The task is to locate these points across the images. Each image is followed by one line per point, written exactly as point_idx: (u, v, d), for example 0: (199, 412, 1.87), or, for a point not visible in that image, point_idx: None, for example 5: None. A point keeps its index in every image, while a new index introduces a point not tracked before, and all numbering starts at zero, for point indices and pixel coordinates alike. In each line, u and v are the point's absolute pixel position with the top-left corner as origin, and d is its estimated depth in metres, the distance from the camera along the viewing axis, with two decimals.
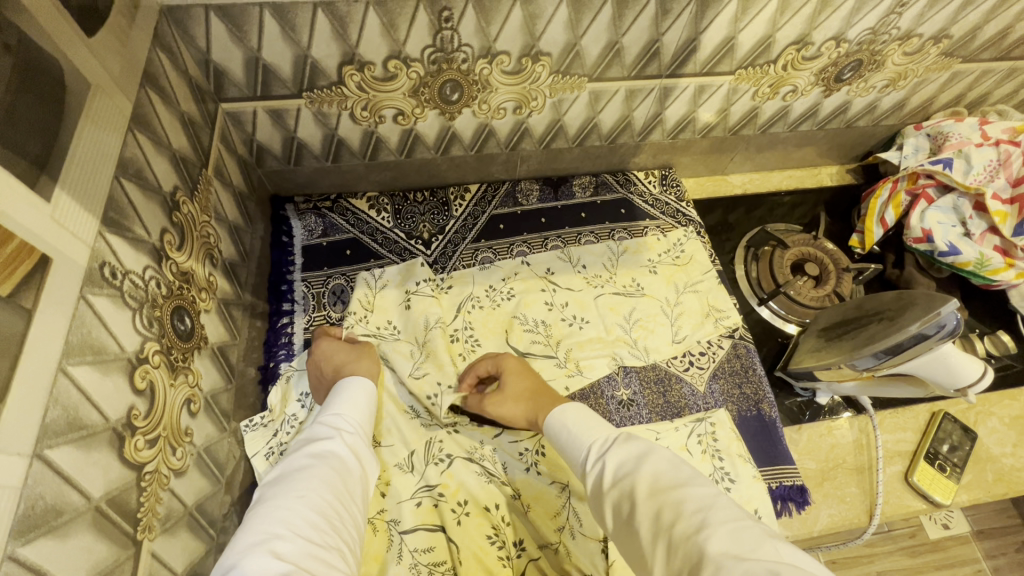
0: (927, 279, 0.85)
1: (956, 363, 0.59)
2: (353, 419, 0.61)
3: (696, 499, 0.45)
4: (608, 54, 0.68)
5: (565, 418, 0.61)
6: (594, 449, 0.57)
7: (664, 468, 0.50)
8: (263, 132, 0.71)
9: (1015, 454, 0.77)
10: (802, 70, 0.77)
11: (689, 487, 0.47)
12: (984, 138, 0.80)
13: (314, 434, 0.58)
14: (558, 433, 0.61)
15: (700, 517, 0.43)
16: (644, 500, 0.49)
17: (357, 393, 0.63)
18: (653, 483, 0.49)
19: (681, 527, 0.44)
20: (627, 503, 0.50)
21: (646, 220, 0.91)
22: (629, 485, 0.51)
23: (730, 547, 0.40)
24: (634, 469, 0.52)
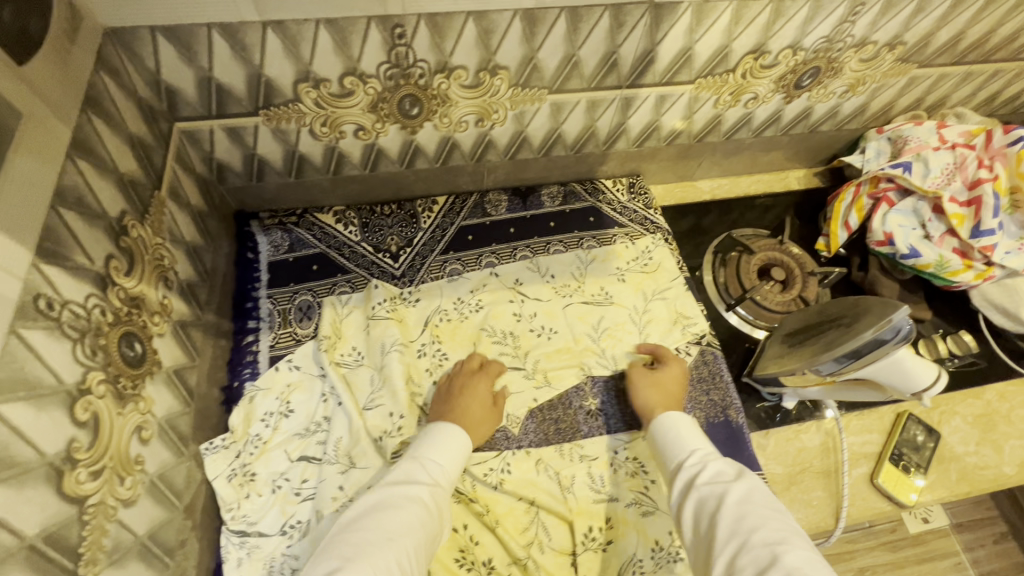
0: (891, 282, 0.86)
1: (911, 368, 0.61)
2: (446, 470, 0.64)
3: (783, 521, 0.53)
4: (565, 67, 0.69)
5: (677, 422, 0.68)
6: (697, 453, 0.64)
7: (759, 491, 0.57)
8: (222, 150, 0.70)
9: (978, 452, 0.78)
10: (761, 78, 0.78)
11: (779, 513, 0.54)
12: (941, 141, 0.82)
13: (413, 474, 0.62)
14: (665, 431, 0.68)
15: (782, 534, 0.51)
16: (733, 504, 0.55)
17: (456, 442, 0.66)
18: (744, 495, 0.56)
19: (762, 534, 0.51)
20: (713, 502, 0.57)
21: (615, 228, 0.91)
22: (720, 491, 0.57)
23: (805, 565, 0.48)
24: (731, 482, 0.58)
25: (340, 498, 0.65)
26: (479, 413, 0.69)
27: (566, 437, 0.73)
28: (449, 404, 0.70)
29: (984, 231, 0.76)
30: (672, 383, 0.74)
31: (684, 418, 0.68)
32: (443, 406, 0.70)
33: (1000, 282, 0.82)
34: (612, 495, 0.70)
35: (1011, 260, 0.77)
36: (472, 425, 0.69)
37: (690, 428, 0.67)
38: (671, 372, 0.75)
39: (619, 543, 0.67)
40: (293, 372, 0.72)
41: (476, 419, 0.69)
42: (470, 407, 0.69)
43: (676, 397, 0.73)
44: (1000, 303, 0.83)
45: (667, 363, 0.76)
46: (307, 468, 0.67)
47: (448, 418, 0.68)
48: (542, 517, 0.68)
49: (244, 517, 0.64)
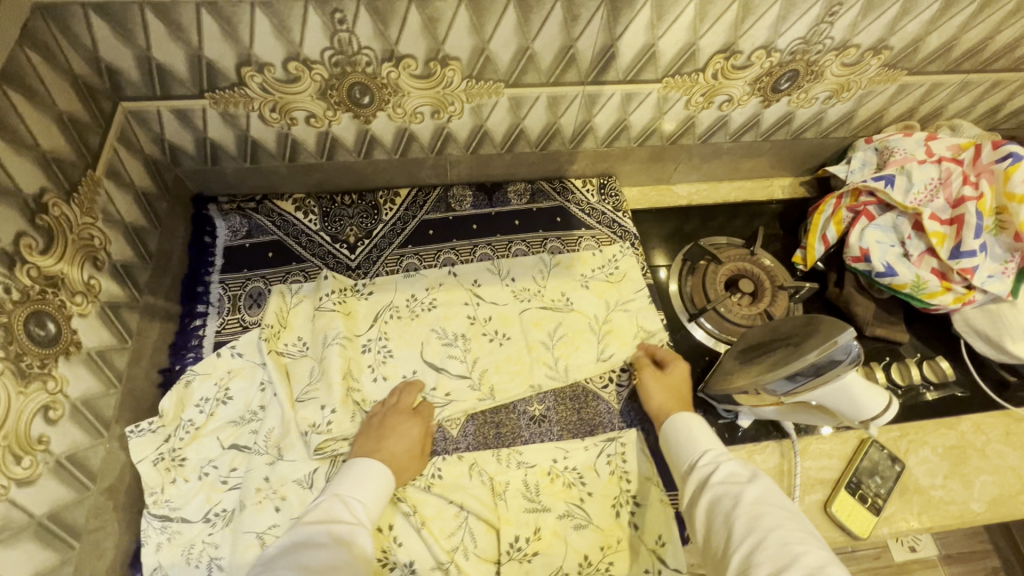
0: (866, 301, 0.82)
1: (859, 395, 0.58)
2: (370, 510, 0.60)
3: (802, 524, 0.50)
4: (520, 60, 0.66)
5: (692, 423, 0.66)
6: (709, 454, 0.61)
7: (775, 495, 0.54)
8: (172, 132, 0.70)
9: (945, 486, 0.73)
10: (735, 79, 0.74)
11: (795, 517, 0.52)
12: (928, 154, 0.76)
13: (335, 513, 0.58)
14: (682, 428, 0.66)
15: (801, 535, 0.49)
16: (749, 505, 0.53)
17: (377, 484, 0.63)
18: (759, 496, 0.54)
19: (780, 534, 0.49)
20: (728, 500, 0.54)
21: (582, 229, 0.88)
22: (735, 491, 0.55)
23: (826, 564, 0.46)
24: (746, 483, 0.56)
25: (264, 489, 0.64)
26: (406, 457, 0.66)
27: (505, 442, 0.71)
28: (377, 441, 0.66)
29: (964, 252, 0.71)
30: (679, 383, 0.72)
31: (699, 419, 0.67)
32: (371, 442, 0.66)
33: (983, 306, 0.77)
34: (544, 506, 0.68)
35: (994, 284, 0.73)
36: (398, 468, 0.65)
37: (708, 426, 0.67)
38: (678, 373, 0.74)
39: (545, 555, 0.65)
40: (235, 358, 0.72)
41: (400, 464, 0.66)
42: (397, 450, 0.66)
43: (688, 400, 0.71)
44: (981, 329, 0.78)
45: (675, 365, 0.74)
46: (236, 456, 0.67)
47: (371, 458, 0.65)
48: (471, 523, 0.66)
49: (168, 501, 0.64)
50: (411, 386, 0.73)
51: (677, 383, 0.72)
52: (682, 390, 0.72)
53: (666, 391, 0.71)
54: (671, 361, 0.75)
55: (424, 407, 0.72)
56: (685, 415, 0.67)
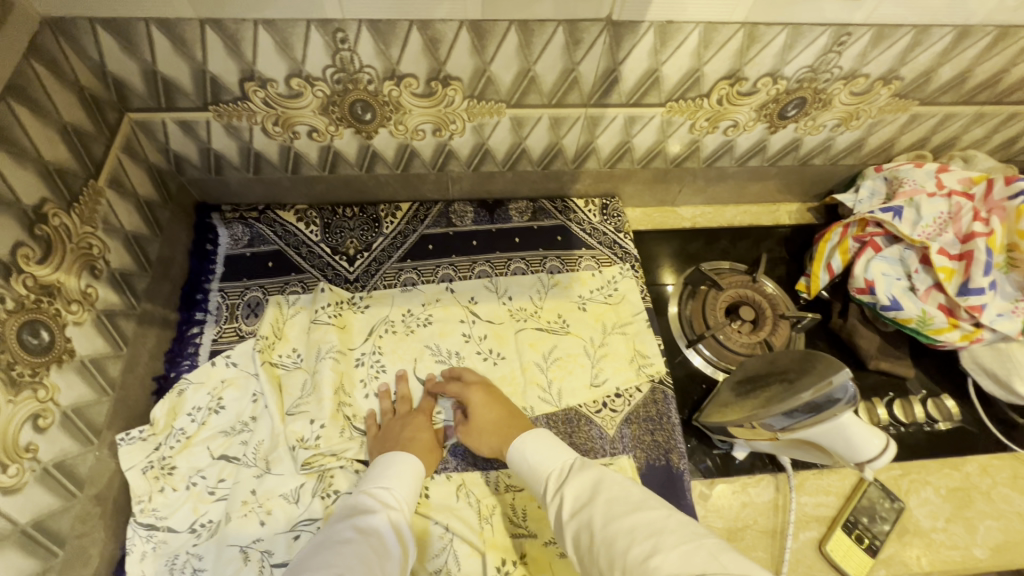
0: (870, 334, 0.80)
1: (856, 436, 0.56)
2: (399, 493, 0.61)
3: (646, 524, 0.49)
4: (522, 81, 0.66)
5: (523, 447, 0.63)
6: (551, 482, 0.60)
7: (619, 499, 0.53)
8: (176, 142, 0.71)
9: (947, 530, 0.71)
10: (740, 105, 0.73)
11: (642, 514, 0.50)
12: (938, 187, 0.75)
13: (360, 506, 0.58)
14: (517, 460, 0.63)
15: (647, 539, 0.47)
16: (600, 533, 0.51)
17: (404, 466, 0.63)
18: (605, 516, 0.52)
19: (631, 553, 0.47)
20: (585, 533, 0.52)
21: (582, 249, 0.87)
22: (585, 520, 0.53)
23: (676, 563, 0.44)
24: (589, 506, 0.54)
25: (250, 503, 0.64)
26: (427, 440, 0.68)
27: (494, 464, 0.71)
28: (392, 439, 0.68)
29: (972, 289, 0.69)
30: (488, 414, 0.69)
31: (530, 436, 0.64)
32: (387, 442, 0.67)
33: (993, 345, 0.75)
34: (530, 531, 0.67)
35: (1003, 323, 0.70)
36: (424, 450, 0.67)
37: (542, 443, 0.63)
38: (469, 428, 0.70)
39: None
40: (229, 368, 0.72)
41: (426, 444, 0.68)
42: (417, 434, 0.68)
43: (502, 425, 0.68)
44: (990, 368, 0.76)
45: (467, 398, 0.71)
46: (225, 467, 0.67)
47: (394, 448, 0.66)
48: (456, 546, 0.65)
49: (155, 510, 0.64)
50: (398, 379, 0.74)
51: (490, 410, 0.69)
52: (497, 419, 0.68)
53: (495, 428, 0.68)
54: (461, 395, 0.71)
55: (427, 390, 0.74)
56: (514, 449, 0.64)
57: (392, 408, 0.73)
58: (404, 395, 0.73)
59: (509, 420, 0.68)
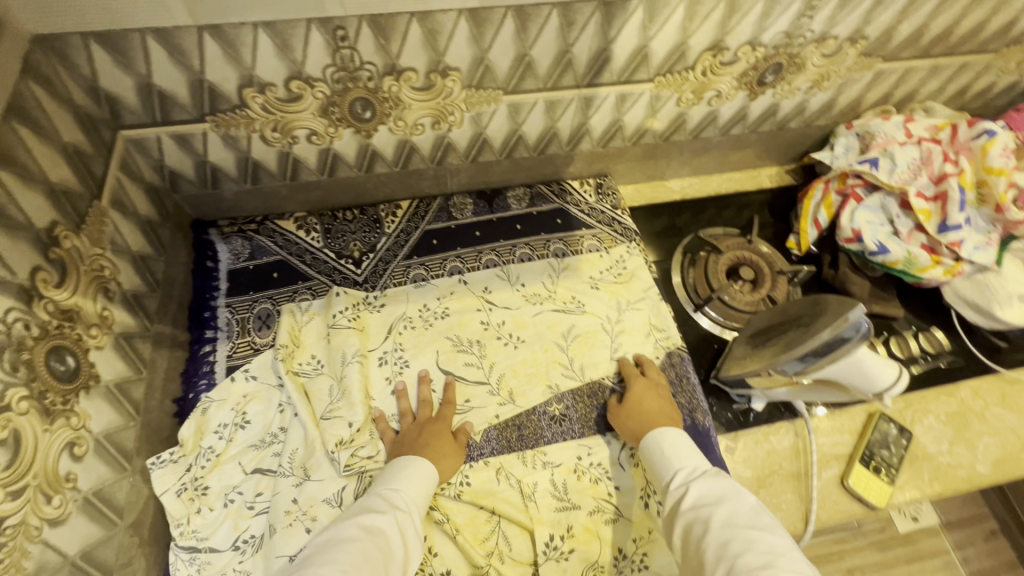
0: (862, 279, 0.85)
1: (871, 367, 0.60)
2: (408, 495, 0.61)
3: (768, 542, 0.50)
4: (519, 66, 0.68)
5: (662, 438, 0.66)
6: (680, 473, 0.62)
7: (743, 511, 0.55)
8: (172, 157, 0.69)
9: (951, 452, 0.77)
10: (723, 75, 0.77)
11: (766, 533, 0.52)
12: (907, 136, 0.80)
13: (368, 505, 0.59)
14: (654, 449, 0.66)
15: (765, 555, 0.49)
16: (715, 532, 0.53)
17: (418, 469, 0.63)
18: (727, 518, 0.54)
19: (744, 559, 0.49)
20: (699, 527, 0.55)
21: (583, 230, 0.90)
22: (704, 516, 0.56)
23: None
24: (714, 505, 0.56)
25: (293, 512, 0.63)
26: (443, 446, 0.67)
27: (528, 444, 0.71)
28: (406, 443, 0.67)
29: (950, 226, 0.75)
30: (650, 402, 0.71)
31: (679, 438, 0.66)
32: (400, 447, 0.67)
33: (972, 277, 0.81)
34: (574, 503, 0.68)
35: (981, 255, 0.76)
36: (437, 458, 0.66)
37: (683, 446, 0.65)
38: (637, 398, 0.71)
39: (582, 551, 0.65)
40: (250, 382, 0.71)
41: (436, 450, 0.66)
42: (425, 441, 0.66)
43: (656, 416, 0.69)
44: (970, 299, 0.81)
45: (630, 383, 0.74)
46: (261, 481, 0.65)
47: (406, 454, 0.65)
48: (504, 527, 0.66)
49: (195, 532, 0.62)
50: (421, 379, 0.74)
51: (649, 403, 0.71)
52: (659, 410, 0.70)
53: (633, 412, 0.70)
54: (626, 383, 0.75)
55: (447, 392, 0.73)
56: (649, 435, 0.67)
57: (412, 410, 0.72)
58: (425, 398, 0.72)
59: (664, 412, 0.70)
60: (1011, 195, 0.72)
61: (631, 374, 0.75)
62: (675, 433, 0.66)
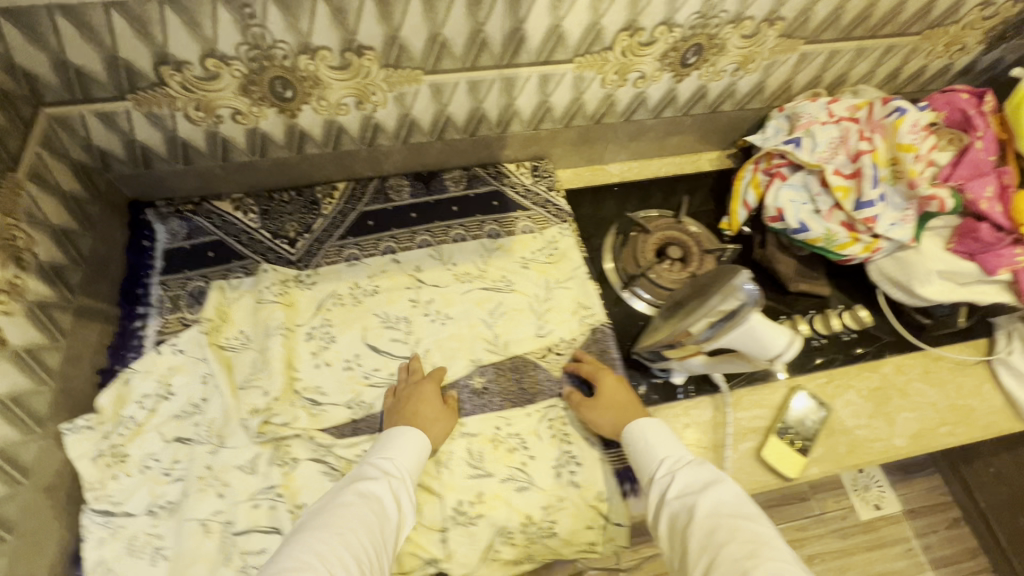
0: (787, 258, 0.87)
1: (762, 335, 0.60)
2: (401, 463, 0.63)
3: (752, 531, 0.52)
4: (434, 46, 0.69)
5: (644, 428, 0.67)
6: (665, 462, 0.63)
7: (725, 497, 0.57)
8: (99, 136, 0.71)
9: (870, 425, 0.78)
10: (643, 56, 0.78)
11: (750, 522, 0.53)
12: (829, 116, 0.82)
13: (361, 473, 0.61)
14: (635, 438, 0.67)
15: (750, 543, 0.51)
16: (701, 520, 0.55)
17: (408, 438, 0.65)
18: (712, 506, 0.56)
19: (728, 548, 0.51)
20: (684, 515, 0.57)
21: (518, 211, 0.91)
22: (690, 505, 0.57)
23: None
24: (699, 493, 0.58)
25: (205, 477, 0.65)
26: (432, 411, 0.69)
27: None
28: (401, 413, 0.69)
29: (865, 203, 0.76)
30: (620, 396, 0.72)
31: (655, 424, 0.68)
32: (394, 417, 0.69)
33: (893, 255, 0.82)
34: (486, 471, 0.69)
35: (897, 231, 0.77)
36: (427, 424, 0.68)
37: (660, 434, 0.66)
38: (607, 393, 0.72)
39: (490, 517, 0.66)
40: (177, 355, 0.72)
41: (429, 417, 0.68)
42: (420, 409, 0.68)
43: (626, 407, 0.71)
44: (894, 277, 0.83)
45: (597, 380, 0.73)
46: (179, 449, 0.67)
47: (401, 424, 0.68)
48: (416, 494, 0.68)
49: (109, 496, 0.64)
50: (415, 357, 0.76)
51: (619, 395, 0.72)
52: (625, 401, 0.71)
53: (614, 407, 0.70)
54: (591, 377, 0.74)
55: (434, 371, 0.74)
56: (632, 426, 0.68)
57: (405, 375, 0.75)
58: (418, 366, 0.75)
59: (633, 403, 0.71)
60: (927, 174, 0.75)
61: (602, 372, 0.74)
62: (652, 422, 0.68)
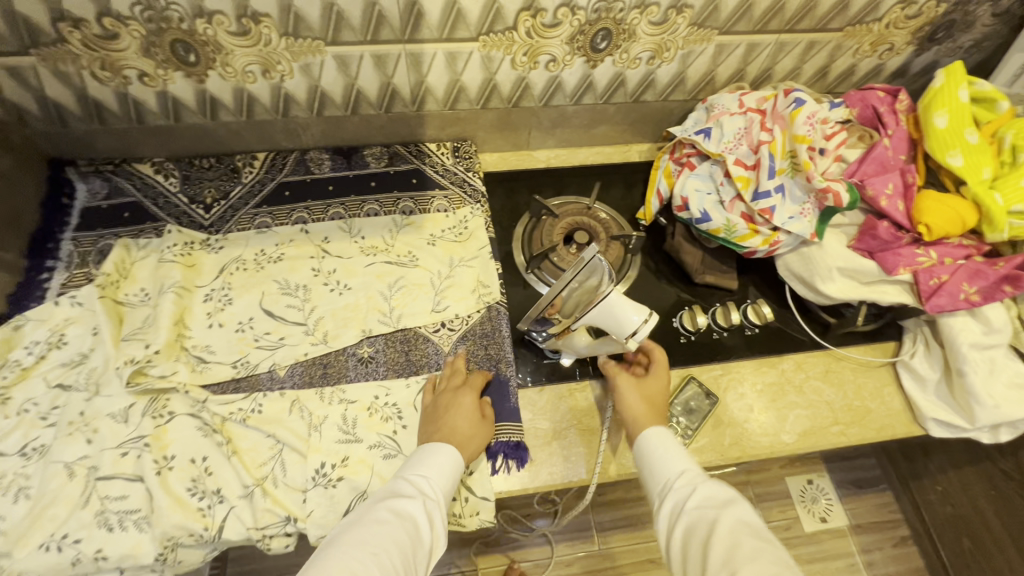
0: (695, 250, 0.86)
1: (619, 311, 0.62)
2: (436, 484, 0.61)
3: (778, 552, 0.50)
4: (331, 16, 0.71)
5: (660, 439, 0.65)
6: (682, 475, 0.61)
7: (750, 518, 0.55)
8: (9, 91, 0.74)
9: (760, 419, 0.77)
10: (550, 38, 0.79)
11: (773, 544, 0.52)
12: (740, 107, 0.82)
13: (396, 490, 0.60)
14: (650, 448, 0.64)
15: (776, 564, 0.49)
16: (722, 535, 0.53)
17: (444, 456, 0.64)
18: (735, 522, 0.54)
19: (754, 565, 0.49)
20: (704, 529, 0.55)
21: (435, 190, 0.92)
22: (710, 518, 0.55)
23: None
24: (719, 508, 0.56)
25: (76, 423, 0.67)
26: (466, 429, 0.68)
27: (330, 381, 0.74)
28: (436, 423, 0.68)
29: (761, 193, 0.76)
30: (657, 394, 0.71)
31: (671, 437, 0.65)
32: (430, 426, 0.68)
33: (798, 251, 0.81)
34: (357, 437, 0.70)
35: (795, 225, 0.76)
36: (461, 443, 0.67)
37: (673, 449, 0.64)
38: (652, 385, 0.72)
39: (351, 480, 0.67)
40: (74, 307, 0.74)
41: (466, 433, 0.67)
42: (457, 424, 0.67)
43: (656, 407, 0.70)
44: (799, 273, 0.82)
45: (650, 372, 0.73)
46: (59, 395, 0.69)
47: (437, 437, 0.66)
48: (284, 454, 0.69)
49: None
50: (456, 358, 0.76)
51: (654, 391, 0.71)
52: (655, 399, 0.71)
53: (644, 396, 0.70)
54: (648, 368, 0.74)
55: (476, 377, 0.74)
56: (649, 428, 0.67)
57: (443, 373, 0.74)
58: (459, 370, 0.74)
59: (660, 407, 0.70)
60: (834, 170, 0.77)
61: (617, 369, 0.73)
62: (662, 432, 0.66)
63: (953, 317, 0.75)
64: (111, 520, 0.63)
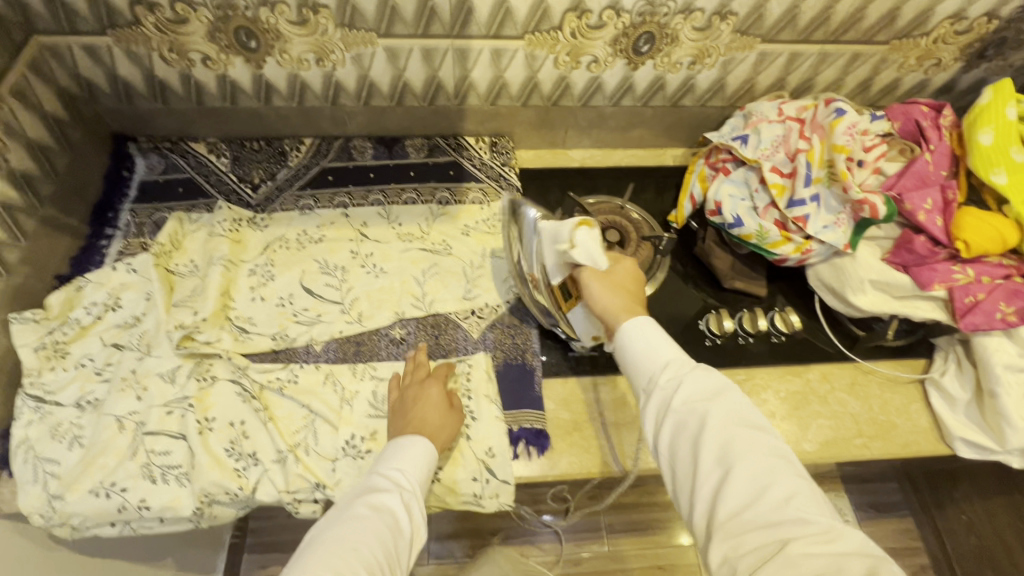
0: (724, 254, 0.87)
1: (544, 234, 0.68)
2: (412, 476, 0.63)
3: (768, 447, 0.54)
4: (385, 10, 0.74)
5: (646, 333, 0.62)
6: (667, 368, 0.60)
7: (738, 408, 0.56)
8: (84, 67, 0.79)
9: (780, 426, 0.77)
10: (594, 39, 0.80)
11: (761, 435, 0.55)
12: (778, 115, 0.83)
13: (373, 485, 0.62)
14: (635, 342, 0.62)
15: (765, 462, 0.53)
16: (715, 433, 0.55)
17: (418, 449, 0.65)
18: (724, 417, 0.55)
19: (746, 466, 0.53)
20: (693, 425, 0.56)
21: (472, 182, 0.94)
22: (700, 413, 0.56)
23: (790, 496, 0.51)
24: (709, 401, 0.56)
25: (129, 380, 0.72)
26: (436, 419, 0.69)
27: (362, 358, 0.78)
28: (405, 417, 0.69)
29: (796, 202, 0.77)
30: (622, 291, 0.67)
31: (654, 325, 0.63)
32: (400, 420, 0.69)
33: (830, 261, 0.81)
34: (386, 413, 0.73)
35: (829, 235, 0.76)
36: (432, 433, 0.68)
37: (658, 337, 0.62)
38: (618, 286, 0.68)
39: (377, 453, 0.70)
40: (130, 274, 0.78)
41: (437, 424, 0.69)
42: (427, 416, 0.68)
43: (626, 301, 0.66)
44: (829, 283, 0.81)
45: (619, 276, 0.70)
46: (113, 353, 0.74)
47: (407, 430, 0.67)
48: (316, 424, 0.72)
49: (43, 385, 0.70)
50: (420, 350, 0.76)
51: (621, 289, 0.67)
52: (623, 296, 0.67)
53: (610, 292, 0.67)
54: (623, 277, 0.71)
55: (442, 367, 0.76)
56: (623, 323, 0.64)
57: (407, 368, 0.75)
58: (422, 362, 0.75)
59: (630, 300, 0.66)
60: (871, 182, 0.77)
61: (585, 267, 0.66)
62: (648, 323, 0.63)
63: (988, 336, 0.74)
64: (155, 473, 0.67)
